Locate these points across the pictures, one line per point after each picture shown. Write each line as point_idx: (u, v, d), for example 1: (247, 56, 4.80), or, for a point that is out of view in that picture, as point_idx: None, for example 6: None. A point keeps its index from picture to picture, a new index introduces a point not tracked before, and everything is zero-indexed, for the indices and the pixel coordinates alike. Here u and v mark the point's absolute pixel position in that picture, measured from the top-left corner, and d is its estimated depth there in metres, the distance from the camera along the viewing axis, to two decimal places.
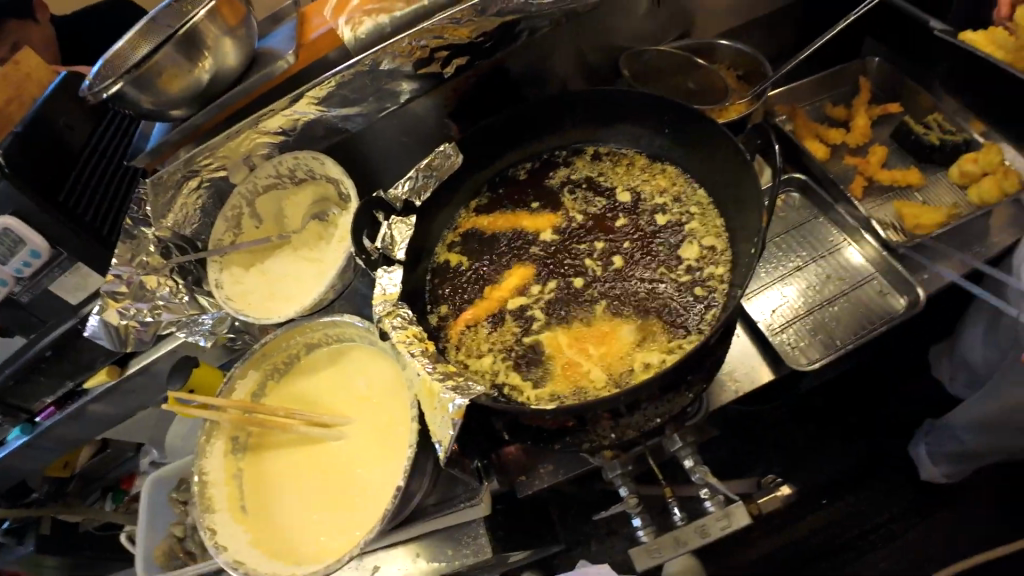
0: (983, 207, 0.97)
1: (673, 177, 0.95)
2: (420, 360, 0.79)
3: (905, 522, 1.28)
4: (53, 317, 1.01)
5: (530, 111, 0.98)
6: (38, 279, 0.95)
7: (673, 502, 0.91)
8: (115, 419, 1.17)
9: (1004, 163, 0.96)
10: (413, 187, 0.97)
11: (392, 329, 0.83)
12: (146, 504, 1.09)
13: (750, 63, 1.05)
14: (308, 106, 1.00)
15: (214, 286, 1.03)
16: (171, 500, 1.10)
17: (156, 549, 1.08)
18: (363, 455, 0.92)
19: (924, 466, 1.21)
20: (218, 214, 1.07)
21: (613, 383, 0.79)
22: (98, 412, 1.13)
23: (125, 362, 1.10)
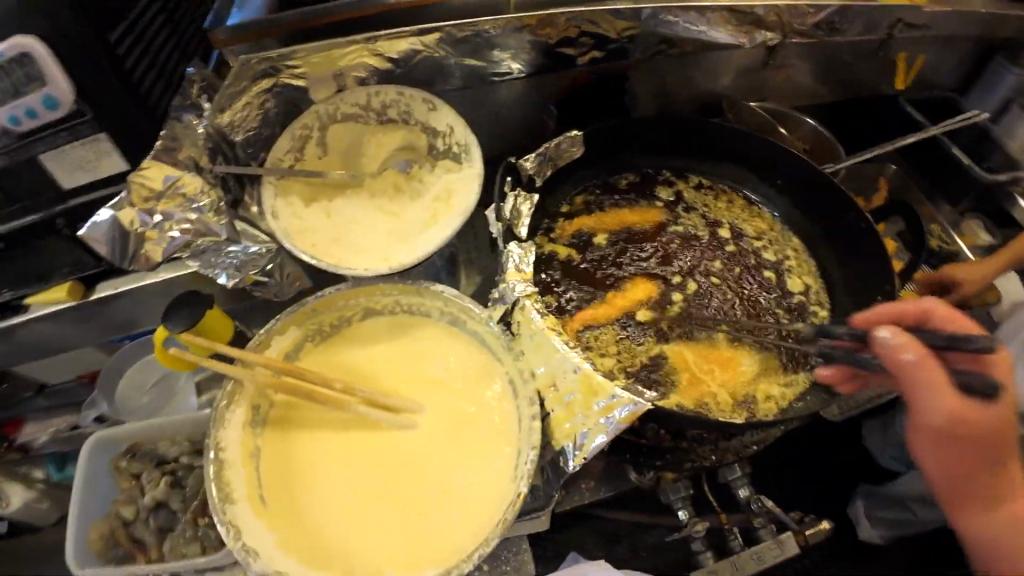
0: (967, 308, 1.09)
1: (772, 222, 1.00)
2: (580, 354, 0.73)
3: None
4: (32, 198, 0.76)
5: (659, 124, 0.97)
6: (34, 141, 0.70)
7: (731, 529, 0.94)
8: (52, 349, 0.94)
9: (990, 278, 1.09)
10: (538, 166, 0.90)
11: (537, 315, 0.77)
12: (83, 473, 0.86)
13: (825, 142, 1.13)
14: (435, 42, 0.88)
15: (269, 214, 0.84)
16: (117, 470, 0.89)
17: (89, 530, 0.86)
18: (437, 449, 0.79)
19: (864, 527, 1.22)
20: (284, 129, 0.88)
21: (739, 411, 0.81)
22: (35, 333, 0.89)
23: (92, 282, 0.88)
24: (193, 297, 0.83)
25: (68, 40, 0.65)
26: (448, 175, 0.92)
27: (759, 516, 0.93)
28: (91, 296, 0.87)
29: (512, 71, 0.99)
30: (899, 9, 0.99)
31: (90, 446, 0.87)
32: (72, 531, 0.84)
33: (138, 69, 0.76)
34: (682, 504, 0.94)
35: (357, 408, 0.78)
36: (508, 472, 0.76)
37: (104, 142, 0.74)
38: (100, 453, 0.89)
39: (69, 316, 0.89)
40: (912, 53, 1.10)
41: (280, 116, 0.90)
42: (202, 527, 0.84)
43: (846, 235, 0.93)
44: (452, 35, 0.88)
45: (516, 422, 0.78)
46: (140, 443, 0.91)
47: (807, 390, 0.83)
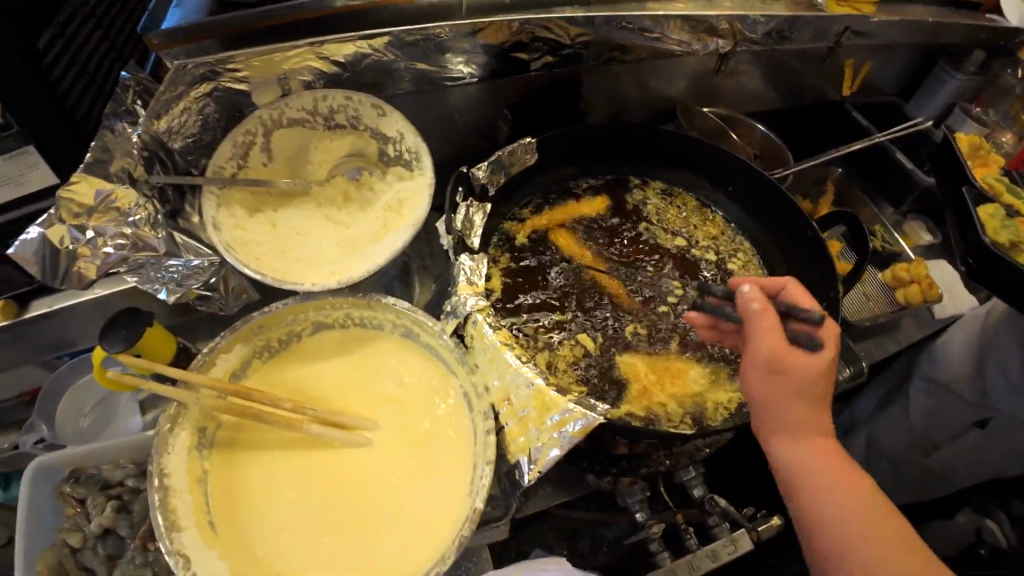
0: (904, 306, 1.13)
1: (721, 227, 1.02)
2: (532, 370, 0.72)
3: None
4: None
5: (610, 128, 0.97)
6: None
7: (686, 528, 0.96)
8: None
9: (928, 276, 1.12)
10: (491, 174, 0.89)
11: (490, 329, 0.76)
12: (26, 502, 0.83)
13: (775, 149, 1.14)
14: (383, 45, 0.85)
15: (210, 226, 0.80)
16: (60, 495, 0.86)
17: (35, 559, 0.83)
18: (393, 470, 0.78)
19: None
20: (224, 135, 0.84)
21: (686, 419, 0.81)
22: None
23: (26, 300, 0.85)
24: (135, 318, 0.80)
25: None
26: (399, 183, 0.89)
27: (713, 513, 0.95)
28: (26, 314, 0.84)
29: (465, 76, 0.97)
30: (846, 18, 1.01)
31: (32, 470, 0.83)
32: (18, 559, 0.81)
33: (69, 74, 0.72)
34: (639, 507, 0.94)
35: (308, 427, 0.77)
36: (464, 487, 0.76)
37: (30, 154, 0.71)
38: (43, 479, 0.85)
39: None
40: (858, 61, 1.15)
41: (221, 121, 0.86)
42: (151, 552, 0.84)
43: (797, 242, 0.95)
44: (402, 39, 0.85)
45: (471, 436, 0.78)
46: (83, 467, 0.88)
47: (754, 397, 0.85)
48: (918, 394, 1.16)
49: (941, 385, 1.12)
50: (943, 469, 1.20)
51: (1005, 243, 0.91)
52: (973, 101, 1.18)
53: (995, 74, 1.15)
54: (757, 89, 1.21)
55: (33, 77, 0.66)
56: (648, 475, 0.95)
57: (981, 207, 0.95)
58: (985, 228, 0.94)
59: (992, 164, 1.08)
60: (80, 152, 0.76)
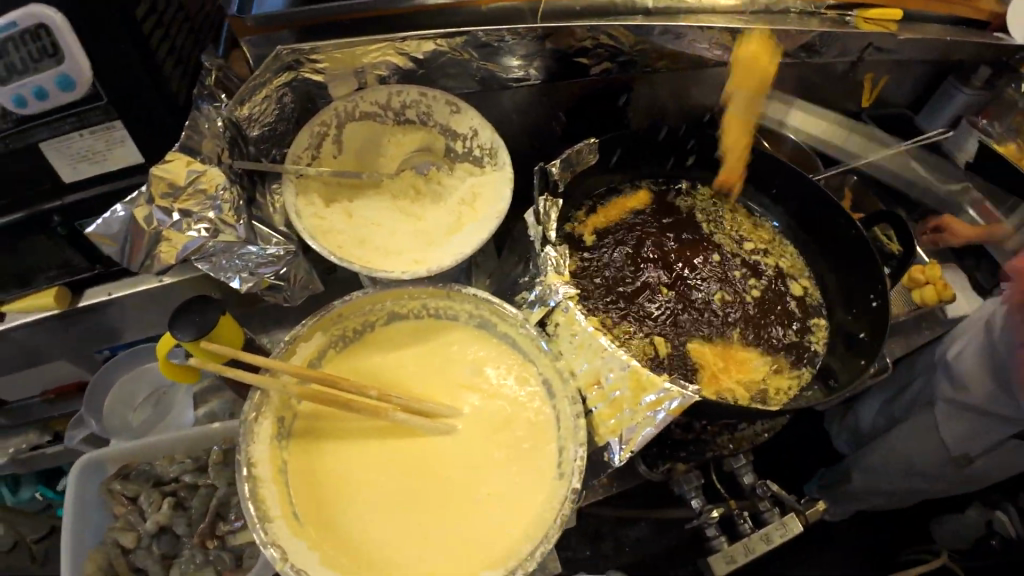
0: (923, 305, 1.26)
1: (769, 231, 1.07)
2: (621, 354, 0.74)
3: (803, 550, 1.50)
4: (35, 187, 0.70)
5: (663, 133, 1.02)
6: (48, 126, 0.65)
7: (739, 513, 0.99)
8: (25, 361, 0.86)
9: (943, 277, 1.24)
10: (562, 172, 0.91)
11: (578, 315, 0.77)
12: (72, 500, 0.78)
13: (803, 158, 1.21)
14: (458, 43, 0.87)
15: (291, 214, 0.79)
16: (109, 493, 0.81)
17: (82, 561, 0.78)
18: (477, 453, 0.78)
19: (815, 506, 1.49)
20: (302, 125, 0.84)
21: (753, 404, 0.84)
22: (20, 340, 0.81)
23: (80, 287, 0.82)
24: (208, 303, 0.78)
25: (91, 11, 0.60)
26: (470, 178, 0.91)
27: (764, 499, 0.98)
28: (80, 302, 0.81)
29: (525, 78, 1.01)
30: (873, 37, 1.09)
31: (78, 469, 0.78)
32: (65, 559, 0.76)
33: (162, 53, 0.71)
34: (694, 494, 0.98)
35: (394, 415, 0.76)
36: (550, 471, 0.76)
37: (117, 130, 0.69)
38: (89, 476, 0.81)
39: (53, 322, 0.82)
40: (877, 75, 1.24)
41: (295, 112, 0.87)
42: (212, 550, 0.80)
43: (840, 240, 1.00)
44: (477, 38, 0.87)
45: (554, 421, 0.79)
46: (133, 463, 0.83)
47: (812, 385, 0.89)
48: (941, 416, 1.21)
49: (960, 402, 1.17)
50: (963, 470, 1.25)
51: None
52: (980, 114, 1.27)
53: (999, 90, 1.23)
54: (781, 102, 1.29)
55: (133, 51, 0.65)
56: (710, 459, 0.97)
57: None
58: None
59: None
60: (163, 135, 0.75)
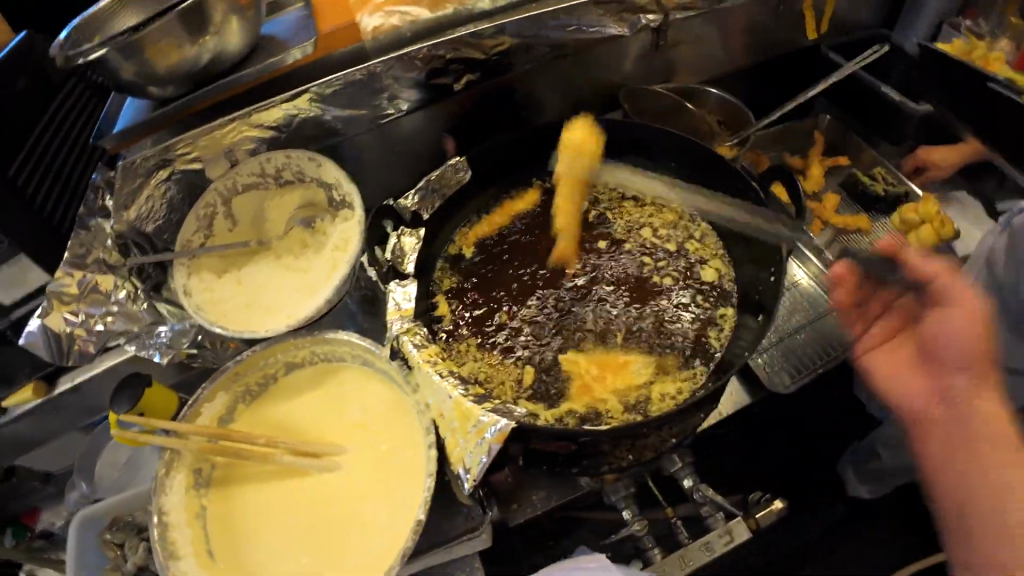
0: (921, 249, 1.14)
1: (679, 213, 1.01)
2: (450, 382, 0.76)
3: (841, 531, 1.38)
4: None
5: (539, 134, 1.01)
6: None
7: (677, 522, 0.93)
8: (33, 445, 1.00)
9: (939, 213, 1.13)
10: (422, 200, 0.94)
11: (414, 347, 0.79)
12: (73, 547, 0.92)
13: (733, 112, 1.17)
14: (309, 102, 0.93)
15: (181, 293, 0.90)
16: (103, 542, 0.94)
17: None
18: (358, 487, 0.84)
19: (851, 484, 1.34)
20: (188, 211, 0.95)
21: (629, 413, 0.80)
22: (16, 434, 0.96)
23: (53, 378, 0.94)
24: (137, 378, 0.91)
25: None
26: (344, 225, 0.96)
27: (706, 505, 0.92)
28: (56, 390, 0.93)
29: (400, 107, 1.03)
30: None
31: (76, 524, 0.93)
32: None
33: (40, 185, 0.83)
34: (624, 504, 0.94)
35: (282, 458, 0.85)
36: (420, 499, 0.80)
37: (25, 260, 0.83)
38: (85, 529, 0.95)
39: (38, 416, 0.95)
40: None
41: (186, 199, 0.97)
42: None
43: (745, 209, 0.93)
44: (321, 94, 0.92)
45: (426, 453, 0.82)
46: (121, 515, 0.97)
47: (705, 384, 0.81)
48: None
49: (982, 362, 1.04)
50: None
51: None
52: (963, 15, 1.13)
53: None
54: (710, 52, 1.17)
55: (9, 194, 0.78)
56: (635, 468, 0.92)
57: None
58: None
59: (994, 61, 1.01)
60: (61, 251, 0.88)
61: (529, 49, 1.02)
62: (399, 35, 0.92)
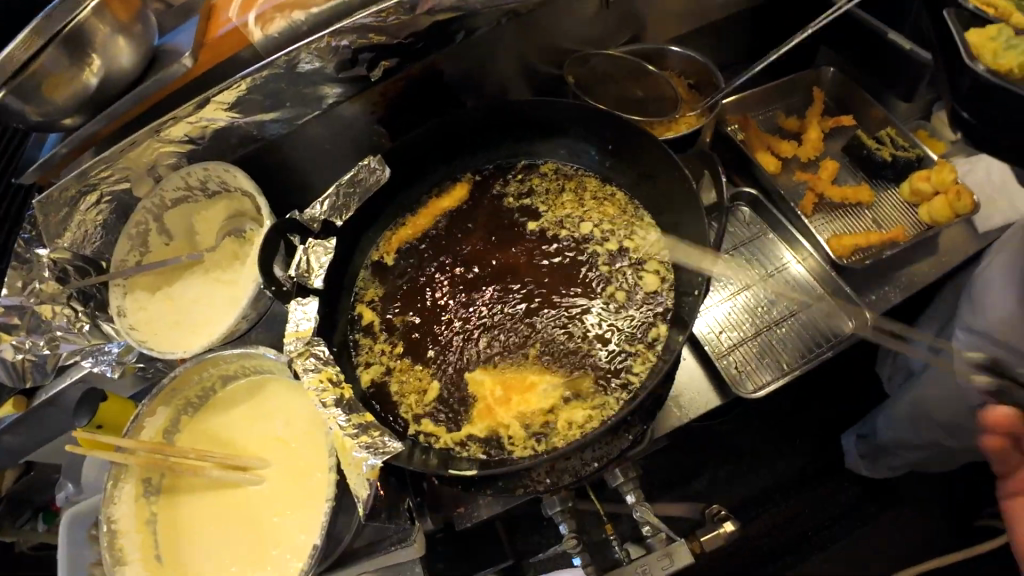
0: (931, 226, 0.95)
1: (622, 204, 0.89)
2: (333, 412, 0.72)
3: (848, 523, 1.27)
4: None
5: (458, 123, 0.92)
6: None
7: (616, 538, 0.88)
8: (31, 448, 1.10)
9: (957, 181, 0.92)
10: (331, 207, 0.88)
11: (304, 372, 0.76)
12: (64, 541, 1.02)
13: (702, 71, 1.03)
14: (218, 111, 0.90)
15: (115, 314, 0.93)
16: (91, 537, 1.04)
17: None
18: (281, 502, 0.86)
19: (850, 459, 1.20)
20: (121, 231, 0.97)
21: (531, 442, 0.73)
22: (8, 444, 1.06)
23: (32, 393, 1.04)
24: (92, 393, 0.97)
25: None
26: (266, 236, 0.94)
27: (646, 525, 0.86)
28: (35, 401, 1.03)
29: (324, 105, 0.98)
30: None
31: (65, 521, 1.03)
32: None
33: None
34: (561, 519, 0.89)
35: (211, 471, 0.89)
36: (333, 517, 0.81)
37: None
38: (76, 525, 1.04)
39: (25, 425, 1.04)
40: None
41: (119, 219, 0.98)
42: None
43: (684, 197, 0.82)
44: (222, 104, 0.88)
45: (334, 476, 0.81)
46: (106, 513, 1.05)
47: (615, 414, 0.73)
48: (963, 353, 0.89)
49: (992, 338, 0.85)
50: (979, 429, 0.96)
51: (1005, 67, 0.75)
52: None
53: None
54: None
55: None
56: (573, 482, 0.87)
57: (971, 31, 0.80)
58: (976, 55, 0.78)
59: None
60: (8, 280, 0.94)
61: (449, 25, 0.91)
62: (295, 31, 0.85)
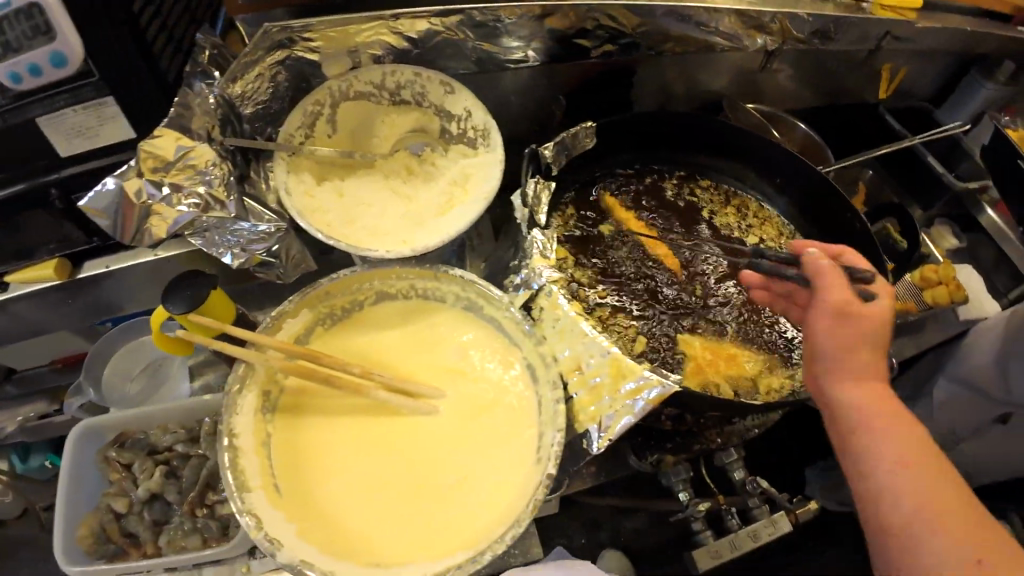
0: (932, 307, 1.11)
1: (777, 226, 1.05)
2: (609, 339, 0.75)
3: (817, 547, 1.43)
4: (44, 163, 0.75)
5: (663, 121, 1.01)
6: (45, 99, 0.68)
7: (728, 509, 0.98)
8: (41, 329, 0.93)
9: (955, 278, 1.11)
10: (556, 156, 0.90)
11: (563, 301, 0.79)
12: (69, 461, 0.85)
13: (813, 148, 1.16)
14: (456, 22, 0.86)
15: (281, 192, 0.81)
16: (104, 459, 0.87)
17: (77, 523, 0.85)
18: (460, 435, 0.78)
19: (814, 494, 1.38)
20: (295, 104, 0.85)
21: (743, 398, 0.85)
22: (23, 313, 0.89)
23: (79, 261, 0.87)
24: (195, 280, 0.79)
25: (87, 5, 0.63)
26: (462, 160, 0.91)
27: (754, 496, 0.96)
28: (80, 274, 0.87)
29: (527, 59, 0.97)
30: (890, 22, 1.04)
31: (75, 437, 0.85)
32: (60, 523, 0.82)
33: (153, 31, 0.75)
34: (682, 487, 0.95)
35: (376, 392, 0.77)
36: (531, 455, 0.76)
37: (109, 106, 0.71)
38: (85, 443, 0.87)
39: (57, 294, 0.88)
40: (895, 65, 1.19)
41: (289, 91, 0.87)
42: (201, 518, 0.84)
43: (843, 233, 0.99)
44: (473, 18, 0.86)
45: (536, 408, 0.78)
46: (129, 432, 0.89)
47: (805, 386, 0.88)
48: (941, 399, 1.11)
49: (970, 387, 1.07)
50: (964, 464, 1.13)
51: None
52: (1003, 110, 1.22)
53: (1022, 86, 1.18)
54: (798, 93, 1.24)
55: (114, 40, 0.67)
56: (698, 454, 0.96)
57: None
58: None
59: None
60: (162, 109, 0.77)
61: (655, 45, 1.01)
62: None
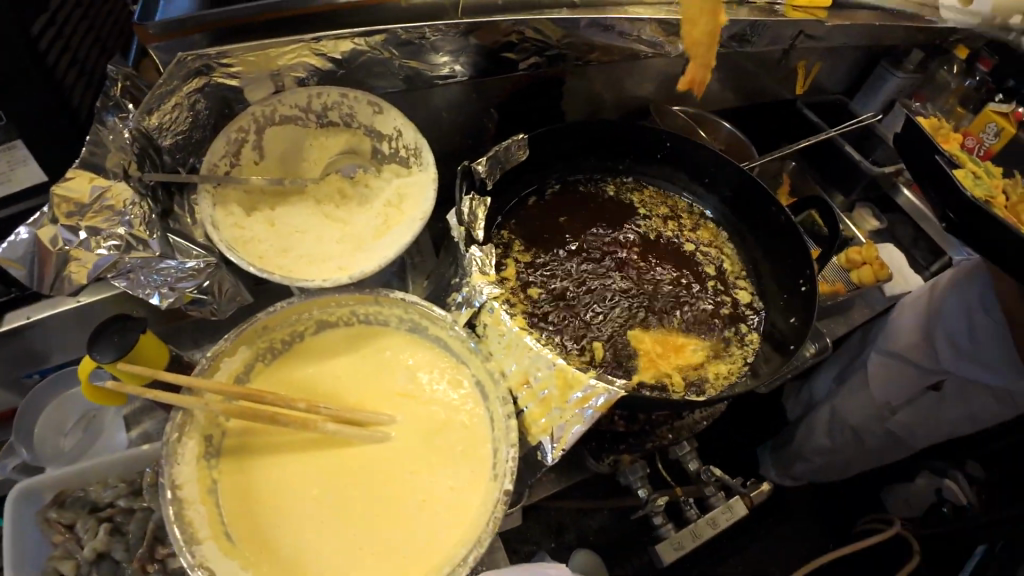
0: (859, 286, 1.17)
1: (706, 222, 1.09)
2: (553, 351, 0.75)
3: (774, 521, 1.50)
4: None
5: (591, 129, 1.02)
6: None
7: (687, 499, 1.03)
8: None
9: (878, 258, 1.18)
10: (489, 170, 0.92)
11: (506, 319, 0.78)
12: (10, 521, 0.82)
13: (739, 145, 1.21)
14: (380, 42, 0.84)
15: (207, 225, 0.79)
16: (45, 521, 0.85)
17: None
18: (415, 458, 0.77)
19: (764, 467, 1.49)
20: (218, 133, 0.82)
21: (691, 389, 0.87)
22: None
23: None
24: (122, 324, 0.76)
25: None
26: (397, 180, 0.90)
27: (709, 484, 1.01)
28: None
29: (455, 74, 0.97)
30: (802, 22, 1.09)
31: (14, 499, 0.82)
32: None
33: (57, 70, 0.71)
34: (641, 483, 0.99)
35: (324, 426, 0.74)
36: (486, 473, 0.76)
37: (19, 149, 0.71)
38: (23, 507, 0.84)
39: None
40: (810, 61, 1.25)
41: (211, 118, 0.84)
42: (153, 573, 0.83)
43: (769, 222, 1.03)
44: (397, 36, 0.85)
45: (489, 423, 0.79)
46: (68, 490, 0.87)
47: (744, 371, 0.91)
48: (874, 369, 1.16)
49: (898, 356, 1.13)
50: (900, 431, 1.20)
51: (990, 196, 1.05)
52: (913, 96, 1.31)
53: (931, 73, 1.28)
54: (724, 93, 1.29)
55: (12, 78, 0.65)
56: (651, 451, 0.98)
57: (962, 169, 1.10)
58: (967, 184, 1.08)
59: (954, 140, 1.19)
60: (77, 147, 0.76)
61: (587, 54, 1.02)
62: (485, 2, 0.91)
